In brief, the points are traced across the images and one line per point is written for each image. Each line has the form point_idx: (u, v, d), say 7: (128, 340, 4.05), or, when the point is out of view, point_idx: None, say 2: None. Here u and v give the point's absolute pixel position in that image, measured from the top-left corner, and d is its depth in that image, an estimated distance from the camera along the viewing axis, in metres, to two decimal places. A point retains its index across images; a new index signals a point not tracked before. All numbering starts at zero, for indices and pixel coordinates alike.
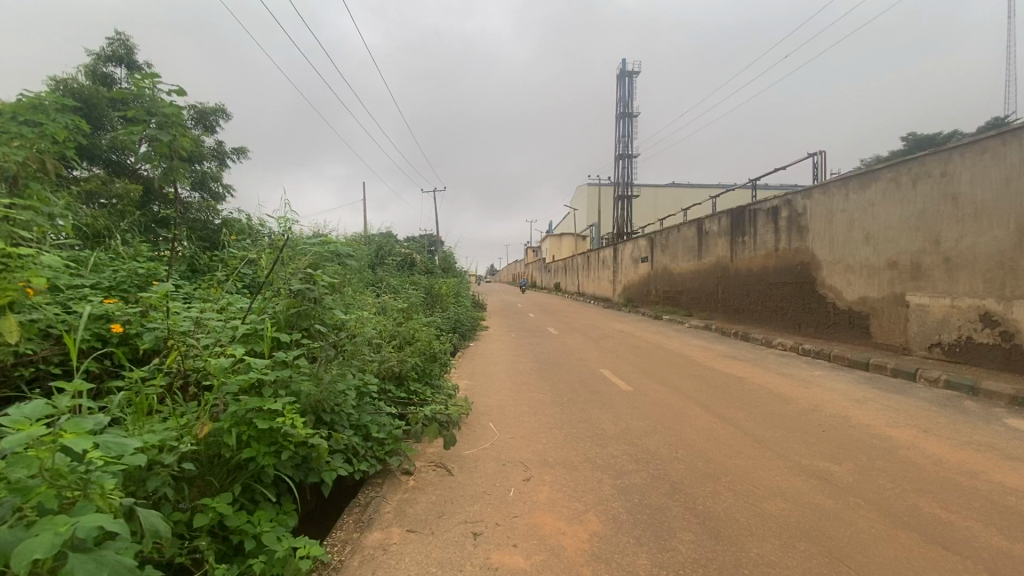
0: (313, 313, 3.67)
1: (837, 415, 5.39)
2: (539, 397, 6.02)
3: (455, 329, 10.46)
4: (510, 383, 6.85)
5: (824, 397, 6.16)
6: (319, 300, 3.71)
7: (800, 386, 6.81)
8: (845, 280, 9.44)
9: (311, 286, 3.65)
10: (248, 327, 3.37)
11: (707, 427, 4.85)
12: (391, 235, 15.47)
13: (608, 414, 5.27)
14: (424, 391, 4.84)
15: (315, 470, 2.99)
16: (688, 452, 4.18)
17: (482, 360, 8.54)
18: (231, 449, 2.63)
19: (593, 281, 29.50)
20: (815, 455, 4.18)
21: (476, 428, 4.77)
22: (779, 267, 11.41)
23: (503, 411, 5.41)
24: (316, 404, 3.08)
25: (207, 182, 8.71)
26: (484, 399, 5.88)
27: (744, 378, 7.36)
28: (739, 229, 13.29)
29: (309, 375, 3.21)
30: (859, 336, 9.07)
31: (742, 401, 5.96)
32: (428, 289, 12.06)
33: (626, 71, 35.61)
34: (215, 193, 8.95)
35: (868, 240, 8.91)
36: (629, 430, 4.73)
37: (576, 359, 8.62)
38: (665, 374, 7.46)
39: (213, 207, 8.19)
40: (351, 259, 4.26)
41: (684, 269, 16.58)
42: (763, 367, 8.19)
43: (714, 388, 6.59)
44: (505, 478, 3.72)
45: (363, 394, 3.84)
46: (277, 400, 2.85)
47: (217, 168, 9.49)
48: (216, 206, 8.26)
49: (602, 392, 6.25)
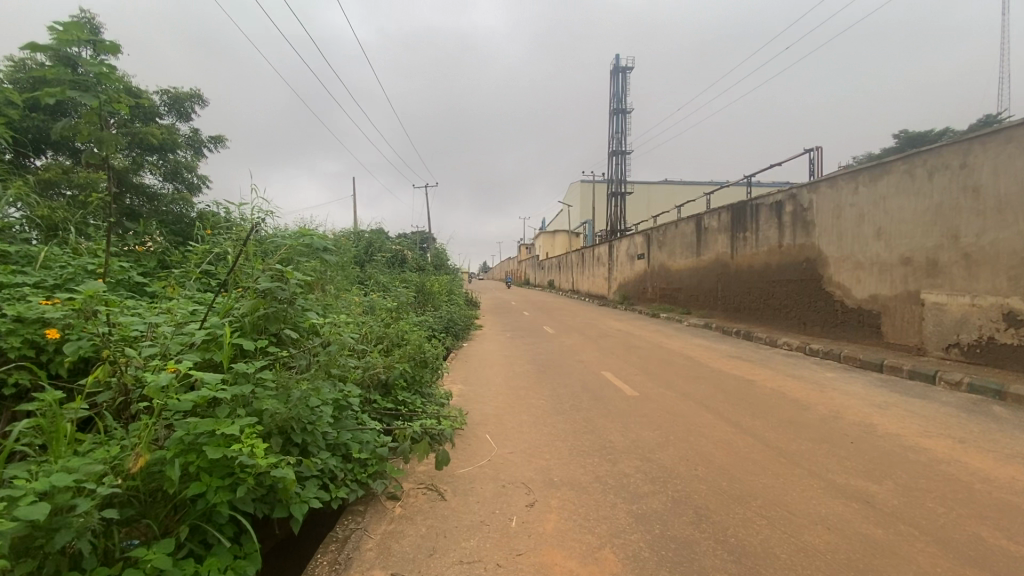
0: (285, 316, 3.19)
1: (862, 423, 5.00)
2: (539, 404, 5.56)
3: (447, 328, 9.96)
4: (507, 387, 6.39)
5: (844, 402, 5.77)
6: (290, 301, 3.21)
7: (814, 389, 6.42)
8: (854, 277, 9.06)
9: (282, 285, 3.15)
10: (205, 332, 2.88)
11: (725, 438, 4.43)
12: (380, 231, 14.86)
13: (615, 424, 4.82)
14: (414, 401, 4.37)
15: (283, 503, 2.50)
16: (708, 468, 3.75)
17: (475, 362, 8.07)
18: (174, 485, 2.16)
19: (587, 279, 29.06)
20: (850, 472, 3.77)
21: (470, 441, 4.29)
22: (783, 263, 11.05)
23: (499, 420, 4.93)
24: (285, 423, 2.62)
25: (181, 172, 8.12)
26: (479, 406, 5.40)
27: (754, 381, 6.95)
28: (740, 224, 12.89)
29: (278, 388, 2.74)
30: (869, 336, 8.71)
31: (757, 407, 5.55)
32: (421, 287, 11.57)
33: (620, 67, 35.16)
34: (191, 184, 8.40)
35: (879, 235, 8.54)
36: (640, 443, 4.29)
37: (576, 361, 8.17)
38: (670, 376, 7.05)
39: (188, 199, 7.67)
40: (330, 254, 3.78)
41: (682, 265, 16.19)
42: (772, 369, 7.78)
43: (725, 392, 6.17)
44: (505, 503, 3.25)
45: (342, 408, 3.38)
46: (234, 422, 2.37)
47: (193, 157, 8.92)
48: (191, 198, 7.73)
49: (606, 398, 5.80)
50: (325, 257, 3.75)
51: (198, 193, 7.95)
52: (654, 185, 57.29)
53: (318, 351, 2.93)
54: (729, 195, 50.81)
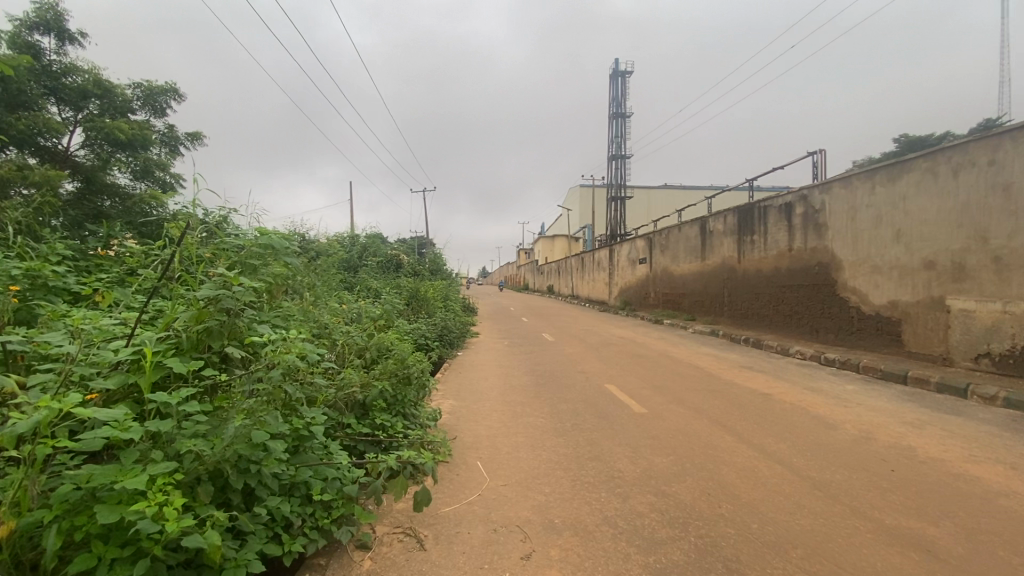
0: (233, 330, 2.70)
1: (898, 446, 4.47)
2: (538, 423, 5.03)
3: (441, 337, 9.44)
4: (503, 403, 5.86)
5: (873, 420, 5.25)
6: (237, 312, 2.69)
7: (837, 404, 5.90)
8: (871, 282, 8.55)
9: (226, 292, 2.63)
10: (125, 352, 2.37)
11: (748, 467, 3.92)
12: (374, 235, 14.34)
13: (623, 447, 4.30)
14: (395, 425, 3.83)
15: (210, 570, 1.98)
16: (734, 507, 3.23)
17: (469, 374, 7.53)
18: (51, 561, 1.65)
19: (588, 284, 28.53)
20: (899, 509, 3.24)
21: (459, 472, 3.76)
22: (793, 268, 10.56)
23: (493, 444, 4.40)
24: (217, 465, 2.12)
25: (152, 171, 7.65)
26: (471, 426, 4.88)
27: (770, 394, 6.44)
28: (747, 227, 12.41)
29: (214, 421, 2.24)
30: (888, 345, 8.18)
31: (777, 426, 5.03)
32: (413, 293, 11.05)
33: (619, 71, 34.82)
34: (163, 183, 7.95)
35: (899, 237, 8.04)
36: (653, 473, 3.76)
37: (577, 372, 7.65)
38: (679, 390, 6.52)
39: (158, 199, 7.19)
40: (295, 258, 3.25)
41: (686, 270, 15.71)
42: (788, 381, 7.26)
43: (741, 409, 5.65)
44: (496, 553, 2.72)
45: (305, 437, 2.88)
46: (140, 473, 1.85)
47: (170, 157, 8.48)
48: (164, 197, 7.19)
49: (611, 415, 5.27)
50: (290, 261, 3.22)
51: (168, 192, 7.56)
52: (654, 189, 56.91)
53: (272, 361, 2.42)
54: (729, 199, 50.45)
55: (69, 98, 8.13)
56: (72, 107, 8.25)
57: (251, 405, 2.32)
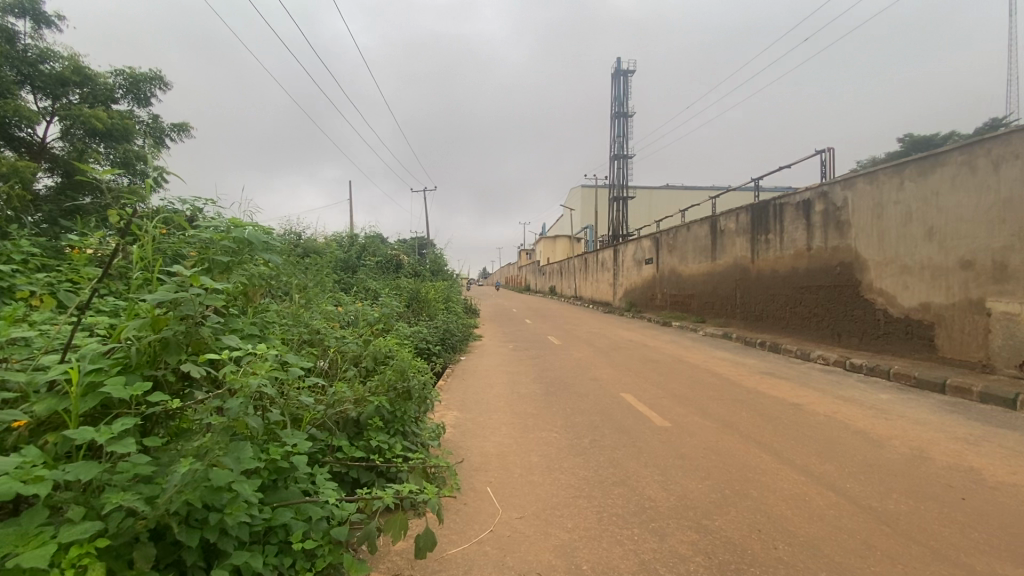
0: (196, 340, 2.22)
1: (959, 468, 3.98)
2: (551, 440, 4.54)
3: (443, 341, 8.94)
4: (512, 414, 5.37)
5: (920, 436, 4.77)
6: (195, 321, 2.20)
7: (877, 416, 5.40)
8: (899, 283, 8.06)
9: (183, 295, 2.14)
10: (51, 372, 1.89)
11: (799, 495, 3.42)
12: (374, 235, 13.85)
13: (651, 469, 3.82)
14: (394, 445, 3.35)
15: None
16: (794, 548, 2.73)
17: (473, 381, 7.05)
18: None
19: (591, 285, 28.04)
20: (987, 551, 2.76)
21: (467, 501, 3.28)
22: (812, 269, 10.08)
23: (504, 465, 3.91)
24: (161, 522, 1.65)
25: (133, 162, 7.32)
26: (479, 443, 4.40)
27: (799, 403, 5.96)
28: (761, 225, 11.91)
29: (161, 461, 1.76)
30: (919, 350, 7.70)
31: (817, 443, 4.55)
32: (413, 294, 10.56)
33: (621, 70, 34.35)
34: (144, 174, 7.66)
35: (931, 235, 7.55)
36: (691, 503, 3.26)
37: (588, 379, 7.16)
38: (702, 399, 6.03)
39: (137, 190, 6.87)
40: (278, 257, 2.75)
41: (695, 271, 15.20)
42: (816, 389, 6.76)
43: (774, 421, 5.16)
44: None
45: (285, 470, 2.42)
46: (43, 544, 1.37)
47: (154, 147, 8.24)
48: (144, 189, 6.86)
49: (632, 430, 4.77)
50: (272, 261, 2.71)
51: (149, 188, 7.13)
52: (656, 190, 56.52)
53: (237, 381, 1.94)
54: (733, 198, 49.95)
55: (45, 85, 7.89)
56: (47, 94, 8.01)
57: (208, 442, 1.83)
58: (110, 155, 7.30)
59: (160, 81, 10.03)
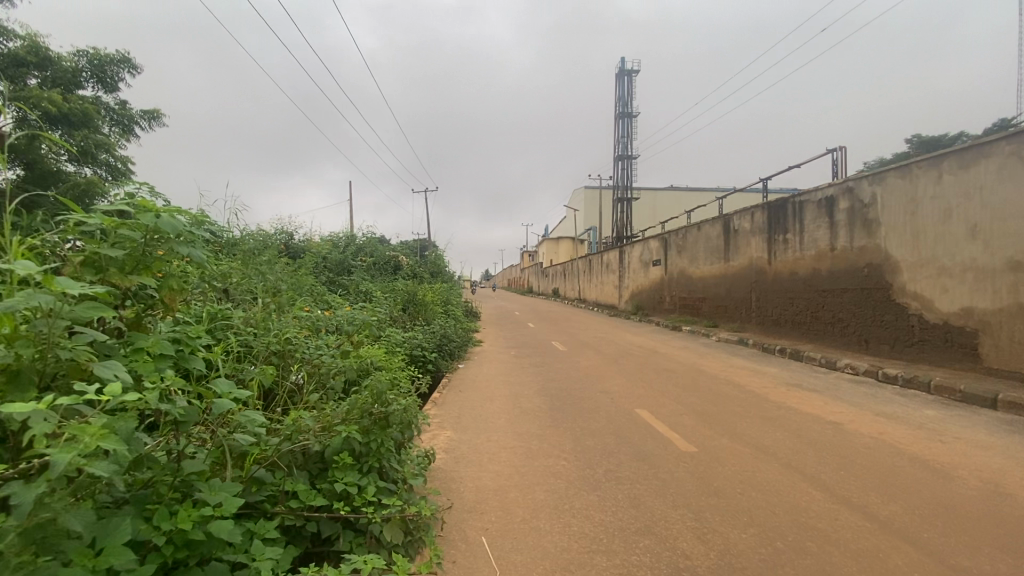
0: (62, 369, 1.61)
1: None
2: (560, 470, 3.89)
3: (439, 347, 8.30)
4: (514, 435, 4.73)
5: (989, 464, 4.10)
6: (55, 341, 1.56)
7: (931, 438, 4.73)
8: (936, 286, 7.38)
9: (30, 306, 1.51)
10: None
11: (868, 551, 2.75)
12: (371, 234, 13.20)
13: (682, 512, 3.18)
14: (369, 486, 2.71)
15: None
16: None
17: (471, 394, 6.42)
18: None
19: (595, 288, 27.30)
20: None
21: (459, 559, 2.65)
22: (835, 271, 9.41)
23: (504, 505, 3.27)
24: None
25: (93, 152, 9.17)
26: (474, 474, 3.77)
27: (837, 421, 5.30)
28: (778, 224, 11.24)
29: None
30: (961, 359, 7.01)
31: (870, 473, 3.89)
32: (411, 297, 9.89)
33: (625, 69, 33.67)
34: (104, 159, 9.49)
35: (975, 233, 6.87)
36: (737, 563, 2.62)
37: (597, 392, 6.52)
38: (727, 417, 5.37)
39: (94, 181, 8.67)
40: (204, 254, 2.08)
41: (706, 272, 14.52)
42: (852, 403, 6.08)
43: (814, 445, 4.50)
44: None
45: (198, 544, 1.81)
46: None
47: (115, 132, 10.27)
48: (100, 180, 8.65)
49: (653, 458, 4.13)
50: (194, 260, 2.04)
51: (107, 177, 9.27)
52: (660, 192, 55.83)
53: (60, 451, 1.27)
54: (739, 197, 49.12)
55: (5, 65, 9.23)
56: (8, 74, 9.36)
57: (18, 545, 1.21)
58: (68, 137, 8.99)
59: (130, 63, 11.18)
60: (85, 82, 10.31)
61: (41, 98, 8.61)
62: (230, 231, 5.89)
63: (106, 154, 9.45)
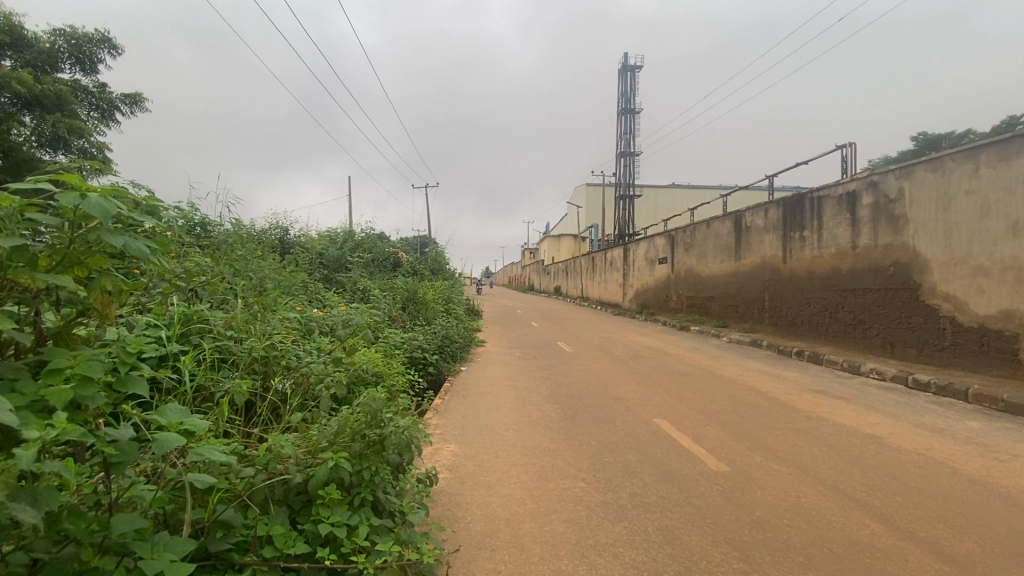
0: None
1: None
2: (579, 494, 3.43)
3: (441, 348, 7.87)
4: (524, 450, 4.29)
5: None
6: None
7: (985, 456, 4.28)
8: (971, 287, 6.93)
9: None
10: None
11: None
12: (369, 229, 12.73)
13: (724, 550, 2.74)
14: (360, 526, 2.24)
15: None
16: None
17: (476, 400, 5.98)
18: None
19: (599, 286, 26.86)
20: None
21: None
22: (858, 270, 8.95)
23: (518, 540, 2.83)
24: None
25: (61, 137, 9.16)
26: (482, 499, 3.32)
27: (876, 435, 4.85)
28: (794, 221, 10.77)
29: None
30: (999, 365, 6.56)
31: (929, 499, 3.44)
32: (410, 295, 9.44)
33: (629, 65, 33.10)
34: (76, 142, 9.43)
35: (1016, 231, 6.40)
36: None
37: (611, 399, 6.08)
38: (756, 429, 4.93)
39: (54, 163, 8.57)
40: (146, 248, 1.60)
41: (716, 271, 14.06)
42: (886, 413, 5.64)
43: (859, 464, 4.05)
44: None
45: None
46: None
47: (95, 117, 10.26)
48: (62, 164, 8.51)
49: (682, 479, 3.69)
50: (132, 255, 1.56)
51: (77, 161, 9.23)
52: (662, 189, 55.31)
53: None
54: (743, 195, 48.55)
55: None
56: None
57: None
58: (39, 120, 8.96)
59: (110, 43, 10.77)
60: (63, 64, 9.98)
61: (10, 79, 8.44)
62: (210, 221, 5.42)
63: (79, 140, 9.34)
